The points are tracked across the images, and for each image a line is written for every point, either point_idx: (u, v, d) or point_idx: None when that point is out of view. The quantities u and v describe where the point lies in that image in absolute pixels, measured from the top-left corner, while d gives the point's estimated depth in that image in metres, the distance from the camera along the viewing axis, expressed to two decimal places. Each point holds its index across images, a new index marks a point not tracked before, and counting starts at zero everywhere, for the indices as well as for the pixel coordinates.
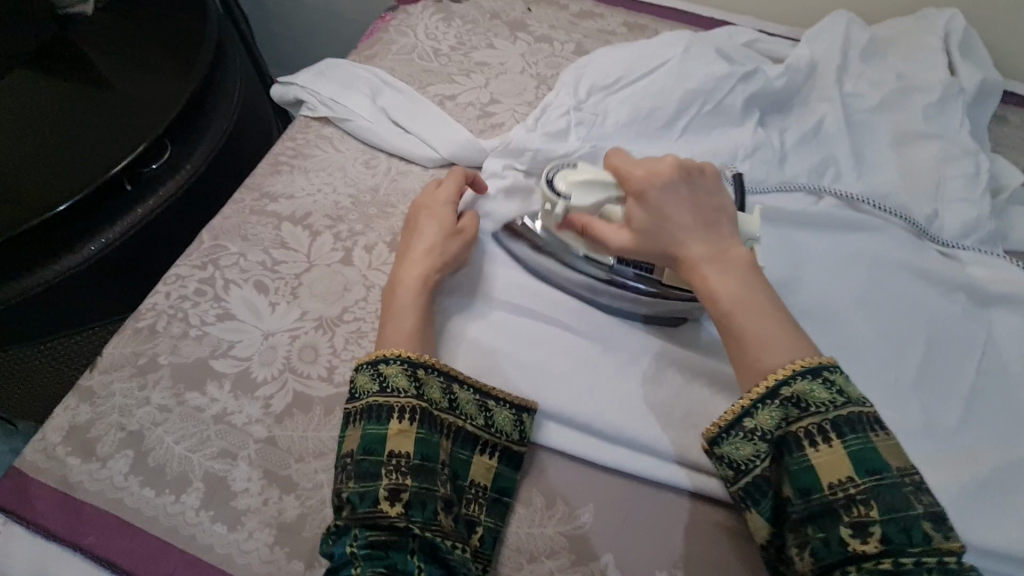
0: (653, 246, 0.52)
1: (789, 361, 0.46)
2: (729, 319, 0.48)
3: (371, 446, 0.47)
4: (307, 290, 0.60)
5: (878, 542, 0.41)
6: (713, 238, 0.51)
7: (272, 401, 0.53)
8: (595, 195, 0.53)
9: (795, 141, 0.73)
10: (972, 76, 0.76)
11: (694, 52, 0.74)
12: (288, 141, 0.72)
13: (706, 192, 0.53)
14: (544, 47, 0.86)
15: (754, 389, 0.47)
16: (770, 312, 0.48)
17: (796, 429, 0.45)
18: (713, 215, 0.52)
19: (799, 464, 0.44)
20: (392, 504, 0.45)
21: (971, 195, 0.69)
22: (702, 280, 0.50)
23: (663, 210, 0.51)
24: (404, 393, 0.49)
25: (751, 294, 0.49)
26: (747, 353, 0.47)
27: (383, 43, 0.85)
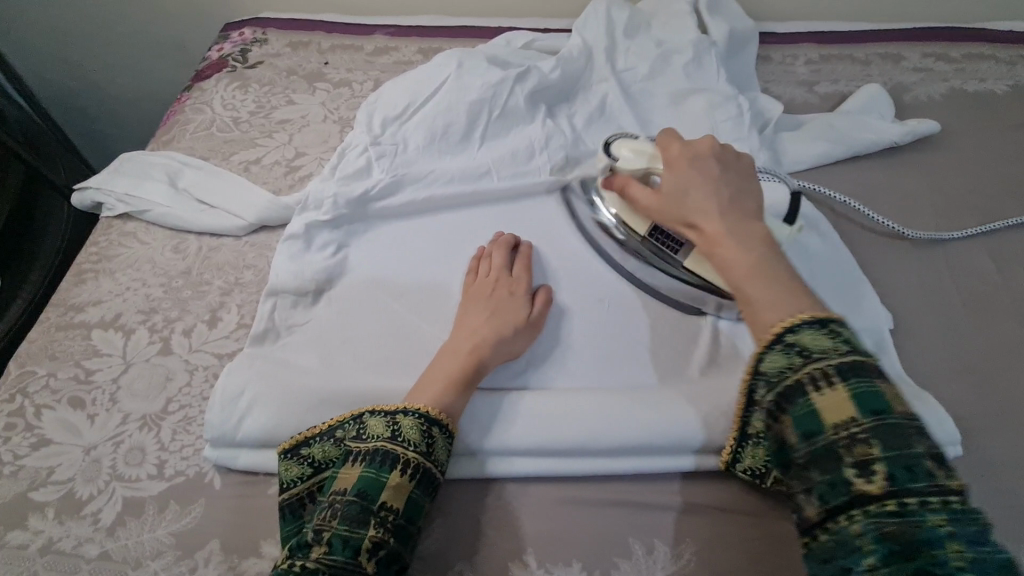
0: (671, 209, 0.53)
1: (789, 312, 0.42)
2: (740, 286, 0.46)
3: (367, 491, 0.47)
4: (126, 392, 0.59)
5: (883, 482, 0.35)
6: (733, 209, 0.50)
7: (101, 514, 0.52)
8: (642, 161, 0.60)
9: (584, 123, 0.79)
10: (720, 29, 0.83)
11: (468, 66, 0.78)
12: (90, 246, 0.71)
13: (735, 174, 0.54)
14: (343, 91, 0.88)
15: (765, 334, 0.42)
16: (783, 278, 0.45)
17: (799, 376, 0.39)
18: (739, 194, 0.52)
19: (802, 410, 0.39)
20: (370, 559, 0.45)
21: (741, 133, 0.76)
22: (715, 244, 0.49)
23: (690, 180, 0.53)
24: (412, 446, 0.49)
25: (767, 263, 0.46)
26: (749, 302, 0.45)
27: (179, 125, 0.84)
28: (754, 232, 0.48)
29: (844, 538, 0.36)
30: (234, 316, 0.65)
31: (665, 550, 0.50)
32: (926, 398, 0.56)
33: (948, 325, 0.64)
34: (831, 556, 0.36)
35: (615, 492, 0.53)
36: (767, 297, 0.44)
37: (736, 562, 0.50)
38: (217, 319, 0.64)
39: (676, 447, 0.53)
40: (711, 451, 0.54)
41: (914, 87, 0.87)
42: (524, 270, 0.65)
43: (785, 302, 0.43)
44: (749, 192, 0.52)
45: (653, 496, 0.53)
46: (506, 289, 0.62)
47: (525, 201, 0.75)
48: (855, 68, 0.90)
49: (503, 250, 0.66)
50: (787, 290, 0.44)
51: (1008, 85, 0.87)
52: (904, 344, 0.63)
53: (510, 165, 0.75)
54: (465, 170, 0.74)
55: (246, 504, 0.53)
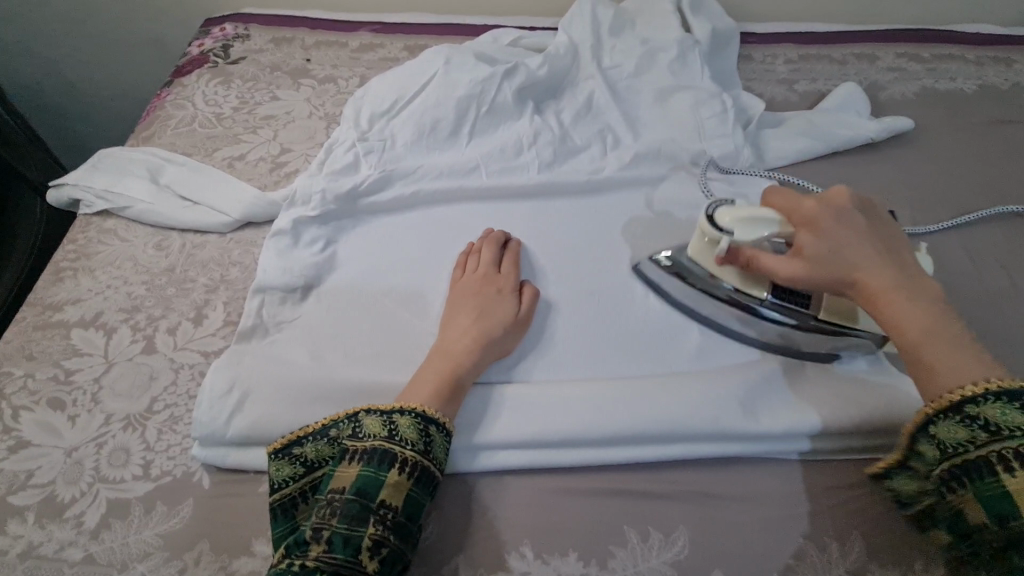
0: (825, 274, 0.50)
1: (979, 380, 0.44)
2: (913, 345, 0.47)
3: (366, 489, 0.46)
4: (108, 392, 0.57)
5: None
6: (900, 267, 0.49)
7: (84, 518, 0.50)
8: (765, 230, 0.54)
9: (571, 119, 0.79)
10: (703, 28, 0.85)
11: (455, 62, 0.78)
12: (68, 244, 0.69)
13: (879, 225, 0.52)
14: (329, 87, 0.88)
15: (936, 402, 0.45)
16: (955, 340, 0.46)
17: (985, 454, 0.42)
18: (892, 244, 0.51)
19: (989, 490, 0.42)
20: (371, 558, 0.44)
21: (725, 129, 0.77)
22: (887, 307, 0.48)
23: (841, 238, 0.50)
24: (411, 445, 0.48)
25: (942, 326, 0.47)
26: (932, 372, 0.46)
27: (159, 121, 0.82)
28: (924, 292, 0.48)
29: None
30: (219, 313, 0.63)
31: (659, 536, 0.51)
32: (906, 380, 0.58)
33: None
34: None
35: (611, 481, 0.54)
36: (948, 367, 0.45)
37: (729, 548, 0.51)
38: (202, 317, 0.63)
39: (667, 435, 0.54)
40: (702, 438, 0.54)
41: (889, 86, 0.90)
42: (512, 265, 0.65)
43: (963, 366, 0.45)
44: (900, 248, 0.51)
45: (648, 484, 0.54)
46: (495, 288, 0.62)
47: (515, 197, 0.75)
48: (832, 67, 0.92)
49: (492, 247, 0.66)
50: (977, 355, 0.45)
51: (976, 84, 0.90)
52: None
53: (499, 161, 0.75)
54: (454, 165, 0.74)
55: (235, 503, 0.52)
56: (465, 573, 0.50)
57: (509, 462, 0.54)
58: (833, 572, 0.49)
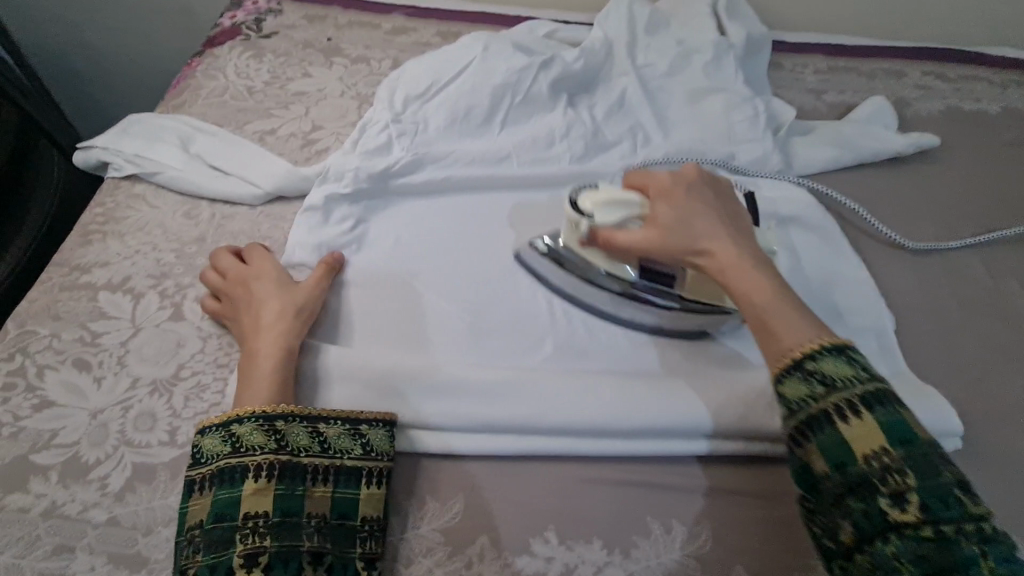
0: (676, 241, 0.53)
1: (812, 338, 0.45)
2: (758, 315, 0.48)
3: (223, 510, 0.47)
4: (135, 356, 0.57)
5: (920, 512, 0.37)
6: (738, 240, 0.53)
7: (109, 480, 0.50)
8: (621, 212, 0.57)
9: (603, 115, 0.80)
10: (738, 32, 0.85)
11: (493, 50, 0.78)
12: (96, 207, 0.68)
13: (729, 206, 0.57)
14: (361, 68, 0.87)
15: (781, 361, 0.45)
16: (793, 305, 0.48)
17: (825, 405, 0.42)
18: (737, 222, 0.55)
19: (830, 440, 0.41)
20: (248, 570, 0.45)
21: (755, 134, 0.78)
22: (736, 275, 0.50)
23: (691, 209, 0.55)
24: (260, 449, 0.49)
25: (778, 292, 0.49)
26: (773, 334, 0.46)
27: (190, 90, 0.82)
28: (760, 260, 0.51)
29: (880, 562, 0.38)
30: None
31: (682, 530, 0.51)
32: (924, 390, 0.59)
33: (946, 327, 0.67)
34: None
35: (633, 474, 0.54)
36: (791, 328, 0.46)
37: (751, 544, 0.51)
38: None
39: (695, 430, 0.54)
40: (728, 436, 0.55)
41: (915, 102, 0.91)
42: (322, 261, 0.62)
43: (801, 327, 0.46)
44: (738, 219, 0.56)
45: (671, 478, 0.54)
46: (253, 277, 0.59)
47: (543, 187, 0.75)
48: (860, 80, 0.93)
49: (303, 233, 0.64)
50: (801, 312, 0.47)
51: (1000, 106, 0.91)
52: (906, 345, 0.66)
53: (530, 152, 0.75)
54: (486, 153, 0.74)
55: None
56: (490, 555, 0.50)
57: (526, 448, 0.54)
58: None
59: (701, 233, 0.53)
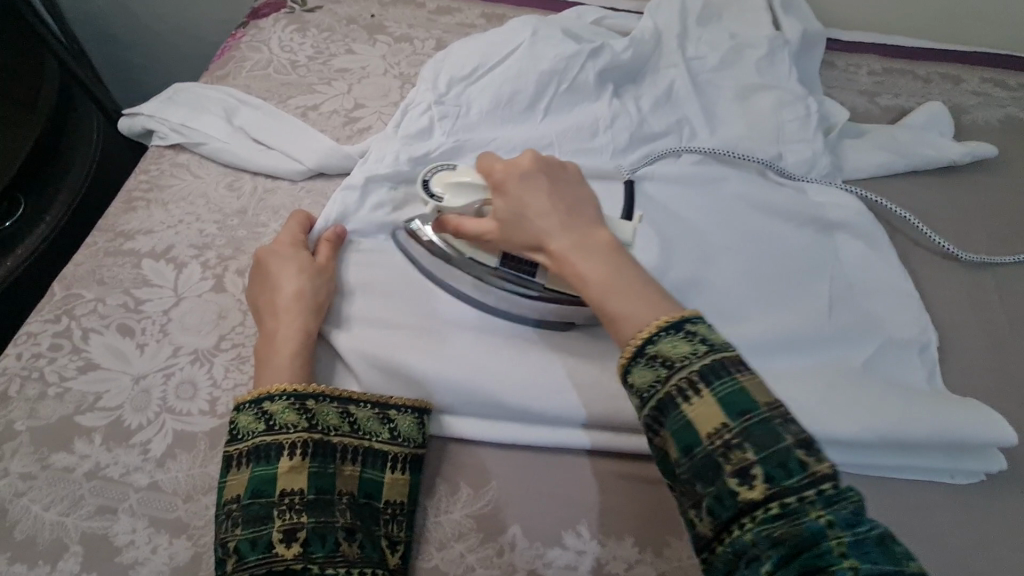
0: (514, 235, 0.52)
1: (651, 321, 0.44)
2: (601, 300, 0.47)
3: (261, 487, 0.46)
4: (178, 325, 0.57)
5: (761, 484, 0.38)
6: (575, 225, 0.51)
7: (150, 446, 0.51)
8: (471, 198, 0.55)
9: (650, 106, 0.78)
10: (794, 28, 0.83)
11: (542, 35, 0.76)
12: (140, 174, 0.68)
13: (569, 187, 0.54)
14: (404, 47, 0.86)
15: (626, 350, 0.44)
16: (634, 289, 0.46)
17: (668, 387, 0.42)
18: (576, 204, 0.53)
19: (677, 423, 0.41)
20: (287, 545, 0.44)
21: (805, 135, 0.76)
22: (570, 266, 0.49)
23: (522, 198, 0.52)
24: (293, 427, 0.48)
25: (619, 277, 0.47)
26: (615, 320, 0.45)
27: (234, 61, 0.81)
28: (602, 245, 0.50)
29: (740, 549, 0.37)
30: None
31: None
32: (970, 402, 0.57)
33: (993, 343, 0.66)
34: (728, 568, 0.37)
35: None
36: (627, 313, 0.45)
37: None
38: None
39: None
40: None
41: (972, 110, 0.88)
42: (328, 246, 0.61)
43: (642, 310, 0.45)
44: (576, 199, 0.53)
45: None
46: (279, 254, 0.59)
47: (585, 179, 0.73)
48: (916, 84, 0.90)
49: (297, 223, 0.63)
50: (643, 292, 0.46)
51: None
52: (950, 359, 0.64)
53: (572, 142, 0.74)
54: (527, 143, 0.73)
55: None
56: (522, 544, 0.50)
57: (545, 442, 0.54)
58: None
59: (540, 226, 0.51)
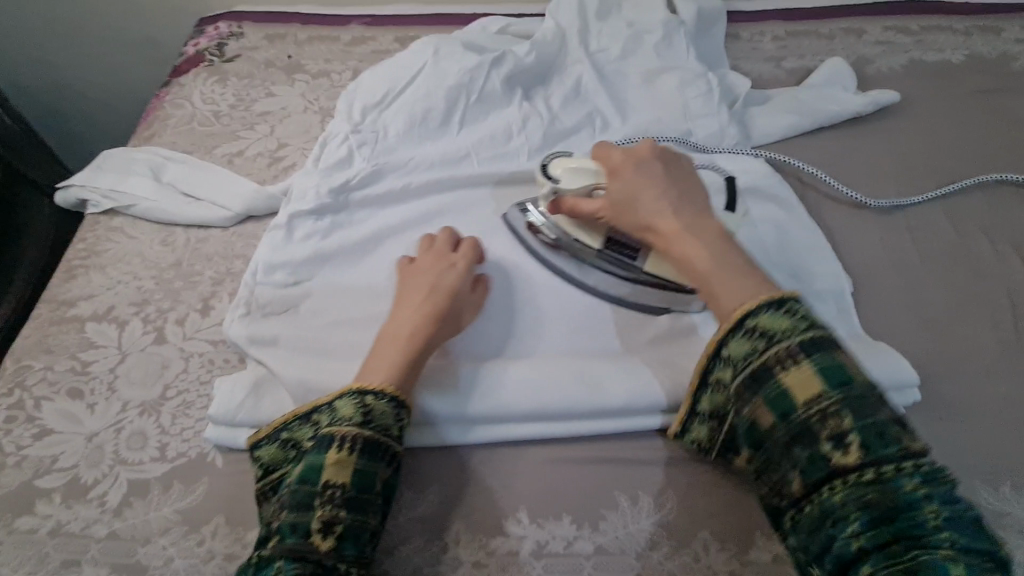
0: (620, 216, 0.56)
1: (751, 297, 0.46)
2: (703, 277, 0.49)
3: (310, 475, 0.48)
4: (124, 381, 0.60)
5: (857, 450, 0.40)
6: (690, 212, 0.53)
7: (107, 497, 0.54)
8: (583, 179, 0.60)
9: (560, 104, 0.80)
10: (688, 8, 0.86)
11: (445, 53, 0.80)
12: (78, 243, 0.72)
13: (683, 178, 0.56)
14: (322, 82, 0.89)
15: (724, 324, 0.46)
16: (748, 276, 0.48)
17: (765, 359, 0.44)
18: (690, 193, 0.55)
19: (772, 393, 0.43)
20: (323, 537, 0.45)
21: (711, 109, 0.79)
22: (679, 247, 0.52)
23: (634, 184, 0.56)
24: (349, 420, 0.50)
25: (722, 261, 0.49)
26: (714, 297, 0.48)
27: (159, 120, 0.85)
28: (710, 232, 0.52)
29: (829, 509, 0.40)
30: (225, 303, 0.66)
31: (649, 500, 0.54)
32: (879, 348, 0.60)
33: (907, 281, 0.68)
34: (818, 525, 0.40)
35: (604, 450, 0.56)
36: (731, 292, 0.47)
37: (716, 508, 0.53)
38: (209, 308, 0.66)
39: (656, 406, 0.56)
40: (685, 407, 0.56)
41: (876, 59, 0.90)
42: (468, 253, 0.62)
43: (747, 287, 0.47)
44: (697, 193, 0.55)
45: (637, 452, 0.56)
46: (446, 264, 0.61)
47: (506, 182, 0.75)
48: (819, 43, 0.93)
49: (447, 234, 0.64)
50: (745, 275, 0.48)
51: (964, 54, 0.90)
52: (867, 302, 0.67)
53: (487, 150, 0.76)
54: (445, 155, 0.75)
55: (246, 480, 0.55)
56: (466, 538, 0.53)
57: (558, 432, 0.56)
58: None
59: (652, 209, 0.54)
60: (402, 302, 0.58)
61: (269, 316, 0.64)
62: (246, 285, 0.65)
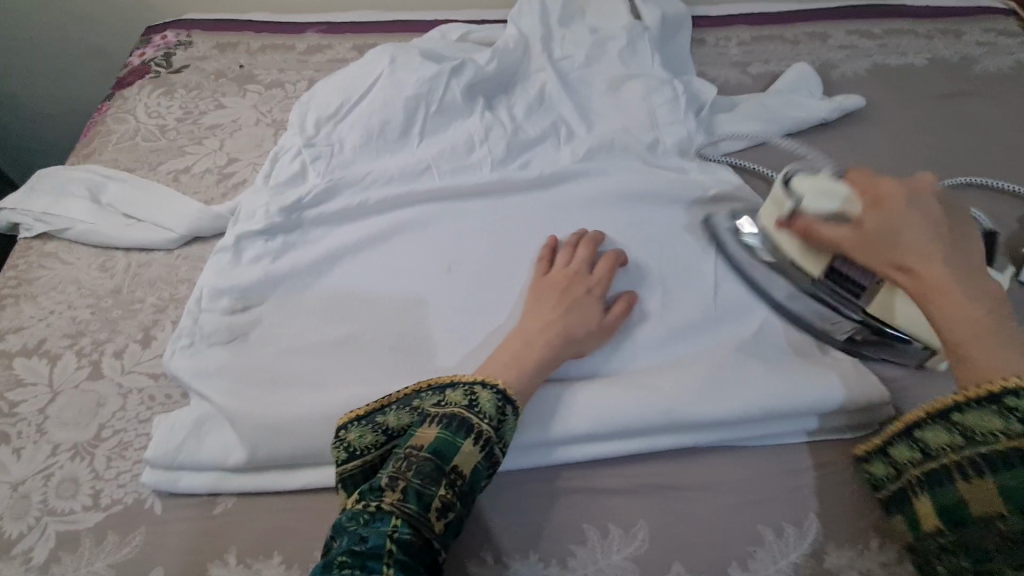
0: (869, 252, 0.50)
1: (1009, 374, 0.41)
2: (960, 344, 0.43)
3: (446, 451, 0.46)
4: (55, 421, 0.56)
5: None
6: (965, 266, 0.46)
7: (34, 552, 0.49)
8: (833, 203, 0.53)
9: (524, 113, 0.77)
10: (653, 14, 0.84)
11: (402, 62, 0.76)
12: (8, 271, 0.67)
13: (960, 228, 0.49)
14: (276, 93, 0.85)
15: (971, 388, 0.42)
16: (1010, 345, 0.42)
17: (1013, 446, 0.40)
18: (957, 239, 0.48)
19: (1010, 483, 0.40)
20: (438, 517, 0.44)
21: (677, 116, 0.76)
22: (941, 299, 0.45)
23: (903, 219, 0.49)
24: (491, 420, 0.48)
25: (996, 326, 0.43)
26: (964, 352, 0.43)
27: (100, 136, 0.80)
28: (977, 284, 0.45)
29: None
30: (168, 333, 0.62)
31: (619, 532, 0.51)
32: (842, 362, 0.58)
33: None
34: None
35: (575, 480, 0.53)
36: (983, 353, 0.42)
37: (688, 537, 0.50)
38: (151, 338, 0.61)
39: (623, 431, 0.53)
40: (654, 431, 0.54)
41: (840, 64, 0.90)
42: (606, 274, 0.60)
43: (1008, 357, 0.41)
44: (968, 237, 0.49)
45: (608, 479, 0.53)
46: (584, 287, 0.59)
47: (469, 196, 0.71)
48: (785, 48, 0.92)
49: (588, 249, 0.62)
50: (1017, 346, 0.42)
51: (926, 58, 0.90)
52: None
53: (448, 163, 0.72)
54: (403, 169, 0.71)
55: (189, 527, 0.51)
56: None
57: (653, 449, 0.54)
58: (790, 557, 0.50)
59: (907, 248, 0.48)
60: (572, 304, 0.57)
61: (214, 346, 0.60)
62: (190, 312, 0.62)
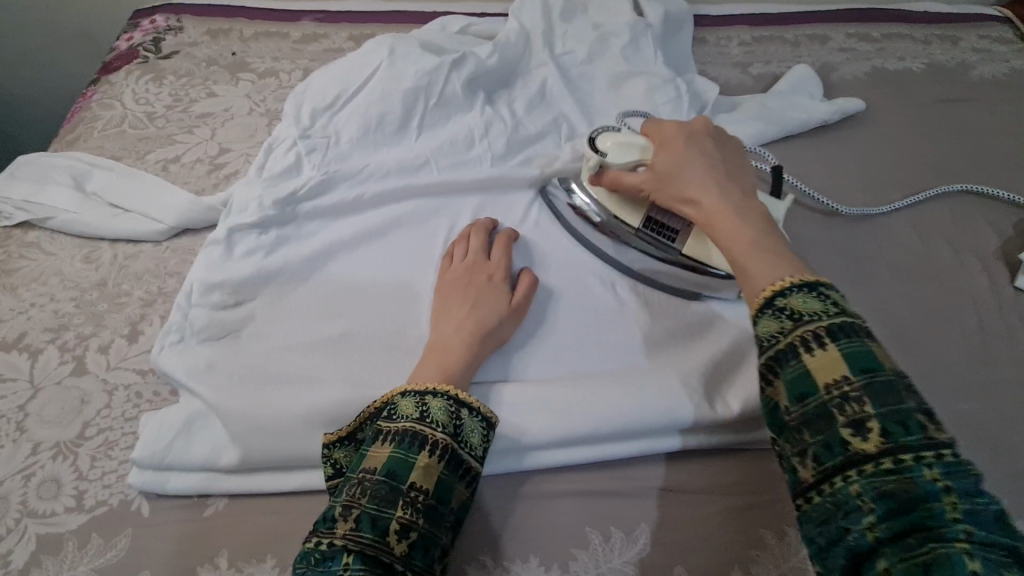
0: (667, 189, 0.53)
1: (779, 277, 0.40)
2: (735, 258, 0.45)
3: (398, 470, 0.43)
4: (35, 419, 0.54)
5: (879, 440, 0.34)
6: (737, 191, 0.49)
7: (11, 557, 0.47)
8: (632, 155, 0.58)
9: (524, 108, 0.76)
10: (655, 12, 0.83)
11: (401, 52, 0.74)
12: None
13: (737, 164, 0.54)
14: (270, 81, 0.83)
15: (763, 294, 0.40)
16: (775, 252, 0.43)
17: (792, 338, 0.38)
18: (738, 173, 0.53)
19: (793, 372, 0.37)
20: (398, 540, 0.40)
21: (679, 116, 0.76)
22: (712, 224, 0.48)
23: (686, 158, 0.53)
24: (441, 428, 0.45)
25: (764, 237, 0.45)
26: (740, 269, 0.43)
27: (84, 122, 0.77)
28: (752, 211, 0.47)
29: (840, 500, 0.33)
30: (156, 329, 0.60)
31: (621, 536, 0.50)
32: None
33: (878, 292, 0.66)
34: (825, 518, 0.34)
35: (576, 483, 0.52)
36: (751, 257, 0.43)
37: (691, 542, 0.50)
38: (137, 334, 0.59)
39: (626, 432, 0.52)
40: (657, 434, 0.53)
41: (840, 67, 0.90)
42: (503, 251, 0.61)
43: (766, 265, 0.42)
44: (739, 174, 0.53)
45: (608, 482, 0.52)
46: (486, 274, 0.59)
47: (468, 191, 0.70)
48: (786, 49, 0.92)
49: (481, 234, 0.63)
50: (778, 253, 0.43)
51: (924, 63, 0.91)
52: None
53: (447, 159, 0.71)
54: (401, 163, 0.69)
55: (178, 529, 0.49)
56: None
57: (632, 450, 0.53)
58: (792, 561, 0.49)
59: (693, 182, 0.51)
60: (460, 293, 0.57)
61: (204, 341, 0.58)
62: (178, 307, 0.59)
